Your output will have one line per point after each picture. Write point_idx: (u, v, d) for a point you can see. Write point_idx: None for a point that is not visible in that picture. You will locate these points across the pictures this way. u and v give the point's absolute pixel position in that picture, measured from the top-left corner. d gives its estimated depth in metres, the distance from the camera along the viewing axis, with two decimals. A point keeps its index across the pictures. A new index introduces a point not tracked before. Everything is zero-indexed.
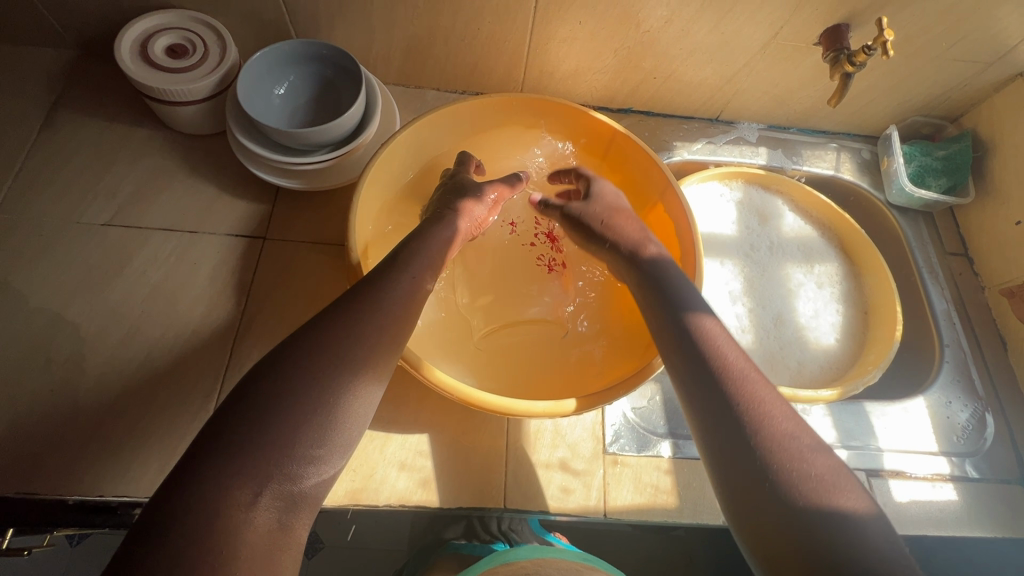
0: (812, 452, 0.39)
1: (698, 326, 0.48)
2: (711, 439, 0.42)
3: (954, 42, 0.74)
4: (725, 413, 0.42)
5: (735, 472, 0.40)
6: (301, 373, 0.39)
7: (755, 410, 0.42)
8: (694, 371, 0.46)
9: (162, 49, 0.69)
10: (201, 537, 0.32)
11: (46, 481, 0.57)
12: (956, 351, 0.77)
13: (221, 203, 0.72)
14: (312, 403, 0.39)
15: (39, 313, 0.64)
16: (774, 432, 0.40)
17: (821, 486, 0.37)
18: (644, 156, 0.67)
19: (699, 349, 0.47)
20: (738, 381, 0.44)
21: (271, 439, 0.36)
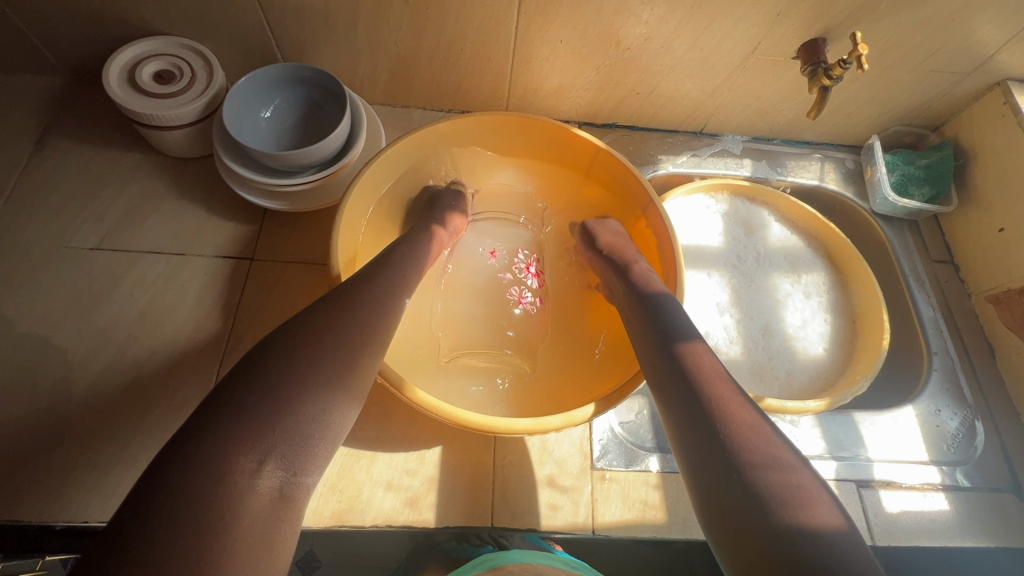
0: (784, 462, 0.41)
1: (684, 339, 0.50)
2: (689, 453, 0.44)
3: (931, 53, 0.75)
4: (706, 425, 0.44)
5: (712, 483, 0.42)
6: (299, 353, 0.41)
7: (735, 422, 0.43)
8: (676, 384, 0.47)
9: (150, 74, 0.70)
10: (202, 500, 0.33)
11: (31, 506, 0.57)
12: (944, 359, 0.77)
13: (209, 225, 0.72)
14: (311, 378, 0.40)
15: (27, 337, 0.64)
16: (751, 444, 0.42)
17: (794, 498, 0.39)
18: (626, 172, 0.68)
19: (684, 361, 0.48)
20: (721, 394, 0.45)
21: (274, 409, 0.38)
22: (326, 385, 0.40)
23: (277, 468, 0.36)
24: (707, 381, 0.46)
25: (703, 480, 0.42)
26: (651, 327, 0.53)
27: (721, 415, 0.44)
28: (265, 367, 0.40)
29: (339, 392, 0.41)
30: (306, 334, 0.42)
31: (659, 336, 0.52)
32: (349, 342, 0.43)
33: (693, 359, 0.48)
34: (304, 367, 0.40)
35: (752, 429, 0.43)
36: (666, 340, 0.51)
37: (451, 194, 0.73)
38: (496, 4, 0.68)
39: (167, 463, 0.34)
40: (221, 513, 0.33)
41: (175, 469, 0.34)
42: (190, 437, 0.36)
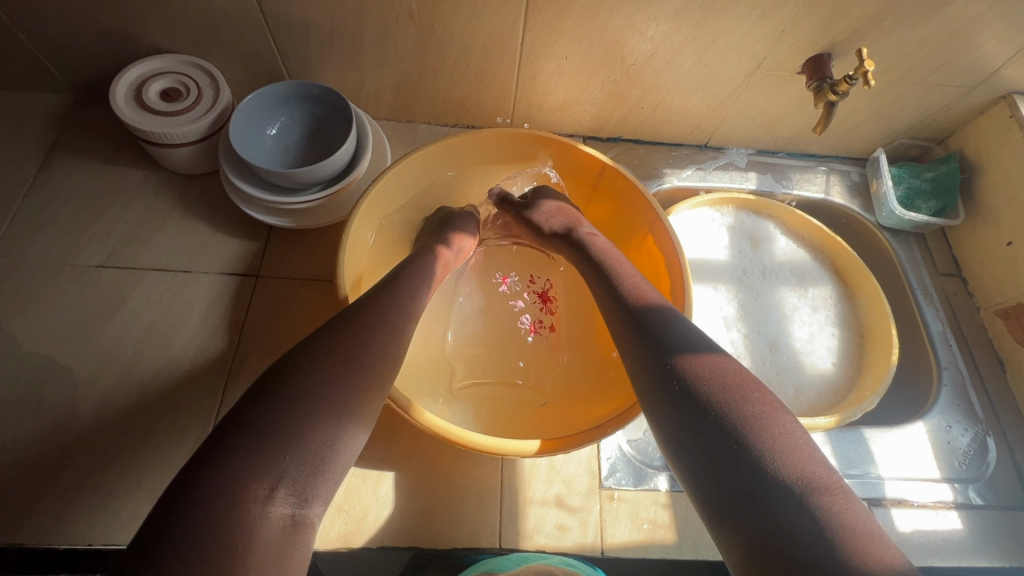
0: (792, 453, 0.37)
1: (675, 345, 0.46)
2: (688, 454, 0.40)
3: (936, 68, 0.75)
4: (705, 433, 0.40)
5: (719, 500, 0.37)
6: (311, 377, 0.40)
7: (738, 428, 0.39)
8: (670, 395, 0.44)
9: (156, 92, 0.70)
10: (218, 529, 0.32)
11: (36, 529, 0.56)
12: (954, 374, 0.76)
13: (215, 242, 0.72)
14: (323, 401, 0.40)
15: (33, 356, 0.64)
16: (760, 449, 0.37)
17: (815, 508, 0.33)
18: (633, 188, 0.68)
19: (677, 361, 0.45)
20: (721, 397, 0.41)
21: (286, 434, 0.37)
22: (337, 408, 0.40)
23: (289, 494, 0.36)
24: (705, 386, 0.42)
25: (710, 496, 0.37)
26: (640, 334, 0.49)
27: (722, 421, 0.40)
28: (277, 391, 0.39)
29: (350, 415, 0.41)
30: (318, 358, 0.42)
31: (648, 344, 0.48)
32: (361, 365, 0.43)
33: (688, 364, 0.44)
34: (316, 390, 0.40)
35: (758, 431, 0.38)
36: (657, 346, 0.47)
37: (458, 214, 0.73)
38: (501, 21, 0.69)
39: (180, 492, 0.33)
40: (235, 543, 0.32)
41: (189, 499, 0.33)
42: (202, 466, 0.35)
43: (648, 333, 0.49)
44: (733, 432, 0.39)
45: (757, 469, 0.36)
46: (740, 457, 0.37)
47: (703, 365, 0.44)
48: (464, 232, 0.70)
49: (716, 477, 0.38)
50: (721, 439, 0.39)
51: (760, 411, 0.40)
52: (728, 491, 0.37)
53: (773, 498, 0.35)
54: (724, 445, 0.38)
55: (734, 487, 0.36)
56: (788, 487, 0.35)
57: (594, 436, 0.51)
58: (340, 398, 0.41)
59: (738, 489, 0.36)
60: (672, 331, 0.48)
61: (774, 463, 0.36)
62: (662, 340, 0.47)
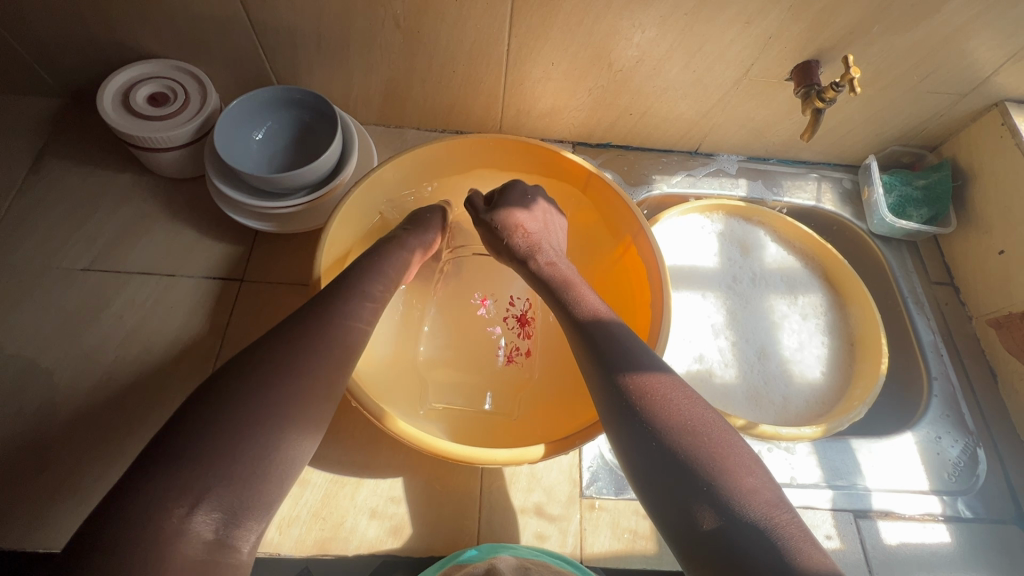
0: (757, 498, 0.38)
1: (645, 384, 0.44)
2: (658, 497, 0.40)
3: (926, 75, 0.75)
4: (678, 485, 0.39)
5: (695, 556, 0.37)
6: (253, 386, 0.40)
7: (711, 478, 0.38)
8: (638, 441, 0.42)
9: (144, 97, 0.71)
10: (133, 548, 0.32)
11: (13, 531, 0.56)
12: (945, 384, 0.75)
13: (200, 246, 0.73)
14: (262, 411, 0.39)
15: (16, 358, 0.64)
16: (733, 502, 0.37)
17: (785, 561, 0.35)
18: (617, 197, 0.67)
19: (643, 398, 0.43)
20: (692, 444, 0.40)
21: (220, 446, 0.37)
22: (272, 423, 0.40)
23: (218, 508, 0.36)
24: (676, 431, 0.41)
25: (682, 540, 0.38)
26: (605, 371, 0.46)
27: (694, 470, 0.39)
28: (214, 401, 0.39)
29: (287, 428, 0.40)
30: (261, 364, 0.41)
31: (611, 381, 0.45)
32: (309, 371, 0.43)
33: (656, 406, 0.43)
34: (255, 401, 0.39)
35: (729, 481, 0.38)
36: (622, 386, 0.45)
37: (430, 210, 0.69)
38: (486, 27, 0.69)
39: (108, 506, 0.34)
40: (152, 561, 0.32)
41: (116, 512, 0.33)
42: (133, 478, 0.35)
43: (613, 369, 0.46)
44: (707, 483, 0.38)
45: (733, 524, 0.36)
46: (716, 512, 0.37)
47: (670, 408, 0.42)
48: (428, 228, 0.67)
49: (690, 532, 0.37)
50: (696, 492, 0.38)
51: (728, 457, 0.40)
52: (706, 547, 0.36)
53: (749, 556, 0.35)
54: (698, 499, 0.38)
55: (711, 542, 0.36)
56: (762, 543, 0.35)
57: (569, 444, 0.50)
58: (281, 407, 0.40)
59: (715, 546, 0.36)
60: (635, 368, 0.45)
61: (746, 516, 0.36)
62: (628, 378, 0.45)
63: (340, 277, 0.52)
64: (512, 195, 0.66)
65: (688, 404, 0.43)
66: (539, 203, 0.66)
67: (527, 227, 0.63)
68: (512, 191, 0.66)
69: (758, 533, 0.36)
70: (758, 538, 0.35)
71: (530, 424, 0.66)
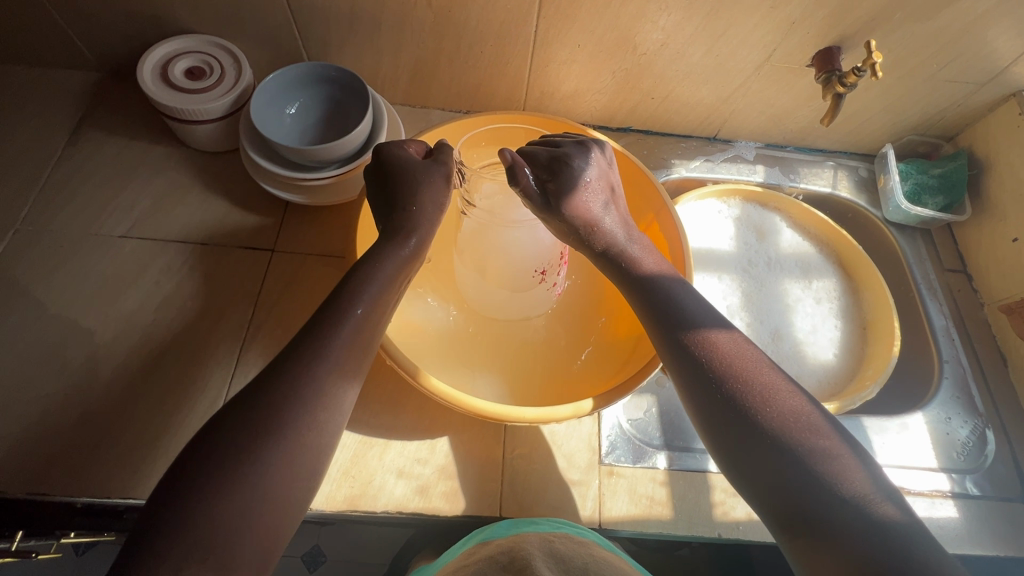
0: (837, 458, 0.41)
1: (720, 354, 0.47)
2: (740, 460, 0.43)
3: (946, 64, 0.76)
4: (759, 449, 0.42)
5: (779, 511, 0.41)
6: (262, 403, 0.42)
7: (788, 439, 0.42)
8: (714, 408, 0.45)
9: (181, 71, 0.73)
10: None
11: (56, 482, 0.59)
12: (955, 367, 0.77)
13: (233, 216, 0.75)
14: (273, 432, 0.41)
15: (57, 319, 0.67)
16: (808, 456, 0.41)
17: (860, 508, 0.39)
18: (640, 174, 0.70)
19: (719, 368, 0.46)
20: (768, 409, 0.43)
21: (238, 470, 0.39)
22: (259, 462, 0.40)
23: (250, 527, 0.38)
24: (752, 397, 0.44)
25: (768, 498, 0.42)
26: (676, 344, 0.49)
27: (773, 433, 0.42)
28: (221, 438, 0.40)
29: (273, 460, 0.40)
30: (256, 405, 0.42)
31: (682, 353, 0.48)
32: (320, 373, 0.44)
33: (730, 373, 0.46)
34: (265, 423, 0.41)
35: (804, 439, 0.42)
36: (695, 358, 0.47)
37: (423, 170, 0.57)
38: (516, 8, 0.70)
39: (138, 545, 0.36)
40: None
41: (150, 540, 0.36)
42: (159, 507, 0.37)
43: (684, 343, 0.48)
44: (785, 444, 0.42)
45: (814, 479, 0.40)
46: (797, 470, 0.41)
47: (743, 375, 0.45)
48: (440, 195, 0.57)
49: (768, 487, 0.42)
50: (776, 453, 0.42)
51: (801, 417, 0.43)
52: (790, 503, 0.40)
53: (832, 508, 0.39)
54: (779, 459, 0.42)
55: (795, 497, 0.40)
56: (844, 501, 0.39)
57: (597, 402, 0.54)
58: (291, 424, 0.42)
59: (799, 502, 0.40)
60: (706, 340, 0.48)
61: (823, 470, 0.40)
62: (700, 350, 0.47)
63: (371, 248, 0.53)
64: (570, 177, 0.54)
65: (759, 369, 0.46)
66: (598, 175, 0.56)
67: (600, 216, 0.56)
68: (571, 173, 0.55)
69: (838, 485, 0.40)
70: (838, 490, 0.39)
71: (551, 388, 0.68)
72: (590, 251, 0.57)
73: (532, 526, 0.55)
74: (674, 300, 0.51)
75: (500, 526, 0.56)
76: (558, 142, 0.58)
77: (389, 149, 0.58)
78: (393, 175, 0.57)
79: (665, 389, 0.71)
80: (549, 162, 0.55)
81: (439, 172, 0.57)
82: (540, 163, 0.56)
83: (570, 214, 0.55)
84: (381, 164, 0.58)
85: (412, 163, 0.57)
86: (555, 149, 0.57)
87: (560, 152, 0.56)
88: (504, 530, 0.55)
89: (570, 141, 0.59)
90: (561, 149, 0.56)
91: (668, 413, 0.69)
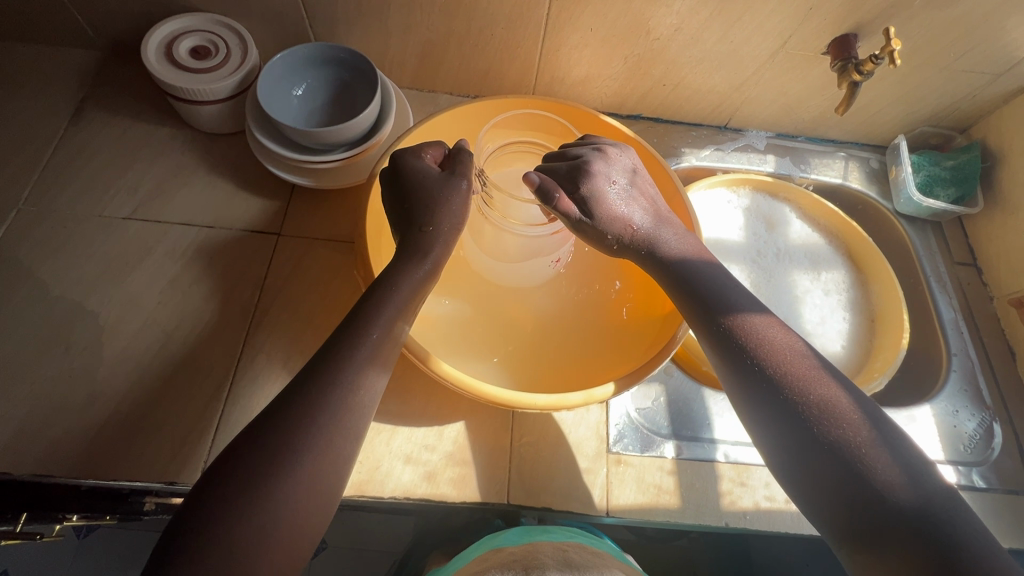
0: (864, 438, 0.44)
1: (755, 338, 0.50)
2: (771, 436, 0.47)
3: (963, 54, 0.75)
4: (798, 430, 0.45)
5: (812, 488, 0.44)
6: (290, 408, 0.43)
7: (817, 419, 0.45)
8: (750, 387, 0.49)
9: (186, 50, 0.71)
10: None
11: (62, 465, 0.58)
12: (964, 360, 0.77)
13: (239, 199, 0.74)
14: (302, 441, 0.41)
15: (62, 301, 0.66)
16: (836, 434, 0.44)
17: (882, 482, 0.42)
18: (653, 162, 0.70)
19: (754, 351, 0.49)
20: (808, 393, 0.46)
21: (269, 478, 0.40)
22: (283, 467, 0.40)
23: (277, 532, 0.39)
24: (792, 383, 0.47)
25: (797, 471, 0.46)
26: (718, 333, 0.52)
27: (812, 416, 0.45)
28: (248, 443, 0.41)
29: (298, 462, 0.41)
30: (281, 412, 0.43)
31: (720, 335, 0.51)
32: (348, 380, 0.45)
33: (770, 360, 0.48)
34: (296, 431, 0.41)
35: (843, 423, 0.44)
36: (737, 345, 0.50)
37: (442, 185, 0.56)
38: None
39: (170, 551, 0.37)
40: None
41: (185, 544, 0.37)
42: (191, 512, 0.38)
43: (725, 331, 0.51)
44: (824, 427, 0.45)
45: (851, 460, 0.43)
46: (836, 452, 0.44)
47: (784, 362, 0.48)
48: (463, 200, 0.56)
49: (796, 461, 0.45)
50: (815, 436, 0.45)
51: (840, 402, 0.46)
52: (827, 482, 0.44)
53: (867, 487, 0.42)
54: (818, 440, 0.44)
55: (832, 476, 0.43)
56: (867, 475, 0.42)
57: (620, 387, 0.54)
58: (322, 431, 0.42)
59: (836, 481, 0.43)
60: (747, 328, 0.50)
61: (861, 452, 0.43)
62: (742, 337, 0.50)
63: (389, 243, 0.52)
64: (596, 189, 0.55)
65: (799, 356, 0.49)
66: (622, 182, 0.57)
67: (636, 222, 0.56)
68: (596, 186, 0.55)
69: (875, 467, 0.42)
70: (875, 472, 0.42)
71: (559, 374, 0.67)
72: (634, 255, 0.58)
73: (544, 535, 0.57)
74: (715, 290, 0.53)
75: (511, 534, 0.58)
76: (577, 151, 0.59)
77: (404, 161, 0.56)
78: (409, 190, 0.55)
79: (673, 378, 0.71)
80: (571, 176, 0.56)
81: (459, 188, 0.56)
82: (564, 178, 0.56)
83: (607, 226, 0.56)
84: (396, 176, 0.56)
85: (430, 179, 0.56)
86: (576, 161, 0.57)
87: (580, 164, 0.56)
88: (517, 538, 0.57)
89: (588, 148, 0.59)
90: (580, 159, 0.57)
91: (675, 403, 0.69)
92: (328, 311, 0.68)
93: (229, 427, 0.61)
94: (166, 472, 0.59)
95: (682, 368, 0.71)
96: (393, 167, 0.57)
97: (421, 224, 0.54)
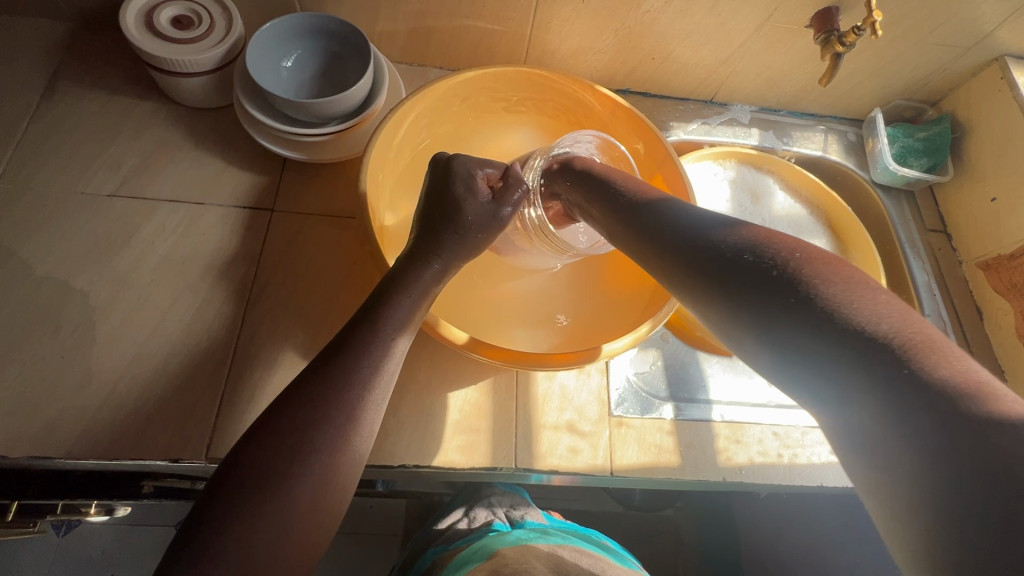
0: (881, 317, 0.31)
1: (724, 239, 0.40)
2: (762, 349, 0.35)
3: (936, 28, 0.78)
4: (804, 339, 0.32)
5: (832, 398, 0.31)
6: (320, 375, 0.44)
7: (808, 306, 0.33)
8: (726, 290, 0.38)
9: (166, 19, 0.68)
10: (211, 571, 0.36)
11: (58, 447, 0.57)
12: (936, 320, 0.81)
13: (229, 175, 0.72)
14: (327, 409, 0.42)
15: (47, 281, 0.64)
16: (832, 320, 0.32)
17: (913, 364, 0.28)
18: (647, 130, 0.71)
19: (721, 249, 0.40)
20: (851, 310, 0.31)
21: (300, 445, 0.41)
22: (302, 439, 0.41)
23: (308, 494, 0.40)
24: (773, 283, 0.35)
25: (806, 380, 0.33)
26: (685, 248, 0.42)
27: (788, 301, 0.34)
28: (282, 418, 0.42)
29: (316, 436, 0.41)
30: (301, 387, 0.44)
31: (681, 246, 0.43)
32: (370, 360, 0.45)
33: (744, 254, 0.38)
34: (320, 411, 0.42)
35: (908, 341, 0.29)
36: (704, 256, 0.40)
37: (498, 217, 0.58)
38: None
39: (208, 516, 0.38)
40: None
41: (210, 520, 0.38)
42: (226, 488, 0.39)
43: (728, 259, 0.39)
44: (879, 348, 0.29)
45: (927, 392, 0.27)
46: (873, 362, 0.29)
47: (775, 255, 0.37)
48: (498, 218, 0.59)
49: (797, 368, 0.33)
50: (853, 352, 0.30)
51: (881, 304, 0.32)
52: (866, 414, 0.30)
53: (953, 421, 0.27)
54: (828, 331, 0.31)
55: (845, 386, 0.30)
56: (884, 359, 0.29)
57: (578, 359, 0.56)
58: (330, 403, 0.43)
59: (860, 391, 0.30)
60: (748, 249, 0.38)
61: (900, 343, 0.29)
62: (758, 259, 0.37)
63: (422, 244, 0.55)
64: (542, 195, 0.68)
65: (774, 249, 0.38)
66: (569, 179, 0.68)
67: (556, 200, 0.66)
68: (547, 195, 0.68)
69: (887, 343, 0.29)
70: (947, 381, 0.28)
71: (557, 339, 0.70)
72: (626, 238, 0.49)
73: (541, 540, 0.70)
74: (718, 229, 0.42)
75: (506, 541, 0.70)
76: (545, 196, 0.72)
77: (461, 179, 0.58)
78: (464, 212, 0.57)
79: (669, 343, 0.73)
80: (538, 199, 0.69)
81: (509, 212, 0.59)
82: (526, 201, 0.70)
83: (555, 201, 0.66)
84: (447, 191, 0.58)
85: (487, 210, 0.58)
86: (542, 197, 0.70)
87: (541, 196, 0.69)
88: (517, 539, 0.70)
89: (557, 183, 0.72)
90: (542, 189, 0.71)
91: (671, 367, 0.71)
92: (327, 288, 0.68)
93: (232, 404, 0.61)
94: (170, 450, 0.58)
95: (676, 334, 0.74)
96: (447, 182, 0.58)
97: (446, 224, 0.56)
